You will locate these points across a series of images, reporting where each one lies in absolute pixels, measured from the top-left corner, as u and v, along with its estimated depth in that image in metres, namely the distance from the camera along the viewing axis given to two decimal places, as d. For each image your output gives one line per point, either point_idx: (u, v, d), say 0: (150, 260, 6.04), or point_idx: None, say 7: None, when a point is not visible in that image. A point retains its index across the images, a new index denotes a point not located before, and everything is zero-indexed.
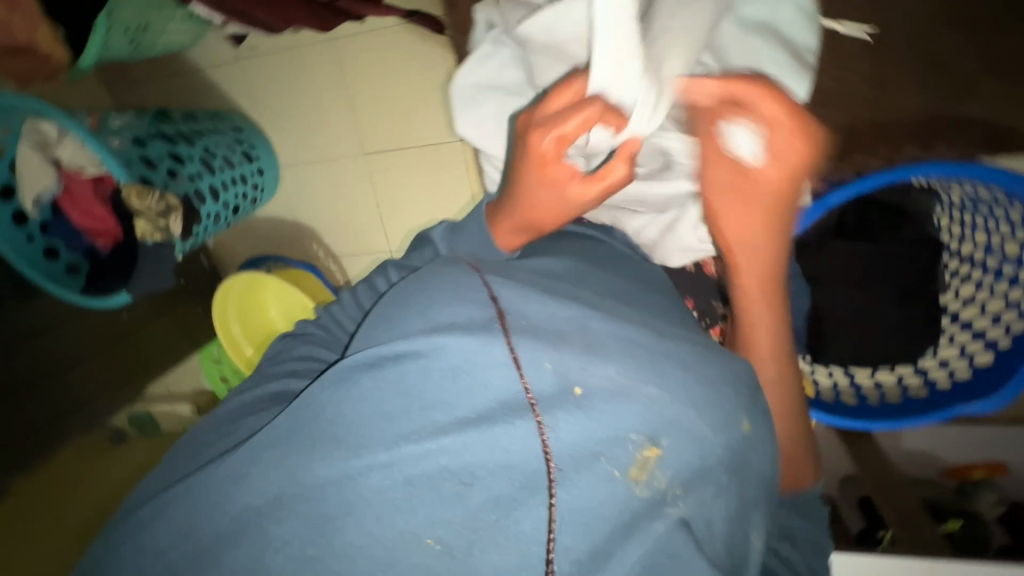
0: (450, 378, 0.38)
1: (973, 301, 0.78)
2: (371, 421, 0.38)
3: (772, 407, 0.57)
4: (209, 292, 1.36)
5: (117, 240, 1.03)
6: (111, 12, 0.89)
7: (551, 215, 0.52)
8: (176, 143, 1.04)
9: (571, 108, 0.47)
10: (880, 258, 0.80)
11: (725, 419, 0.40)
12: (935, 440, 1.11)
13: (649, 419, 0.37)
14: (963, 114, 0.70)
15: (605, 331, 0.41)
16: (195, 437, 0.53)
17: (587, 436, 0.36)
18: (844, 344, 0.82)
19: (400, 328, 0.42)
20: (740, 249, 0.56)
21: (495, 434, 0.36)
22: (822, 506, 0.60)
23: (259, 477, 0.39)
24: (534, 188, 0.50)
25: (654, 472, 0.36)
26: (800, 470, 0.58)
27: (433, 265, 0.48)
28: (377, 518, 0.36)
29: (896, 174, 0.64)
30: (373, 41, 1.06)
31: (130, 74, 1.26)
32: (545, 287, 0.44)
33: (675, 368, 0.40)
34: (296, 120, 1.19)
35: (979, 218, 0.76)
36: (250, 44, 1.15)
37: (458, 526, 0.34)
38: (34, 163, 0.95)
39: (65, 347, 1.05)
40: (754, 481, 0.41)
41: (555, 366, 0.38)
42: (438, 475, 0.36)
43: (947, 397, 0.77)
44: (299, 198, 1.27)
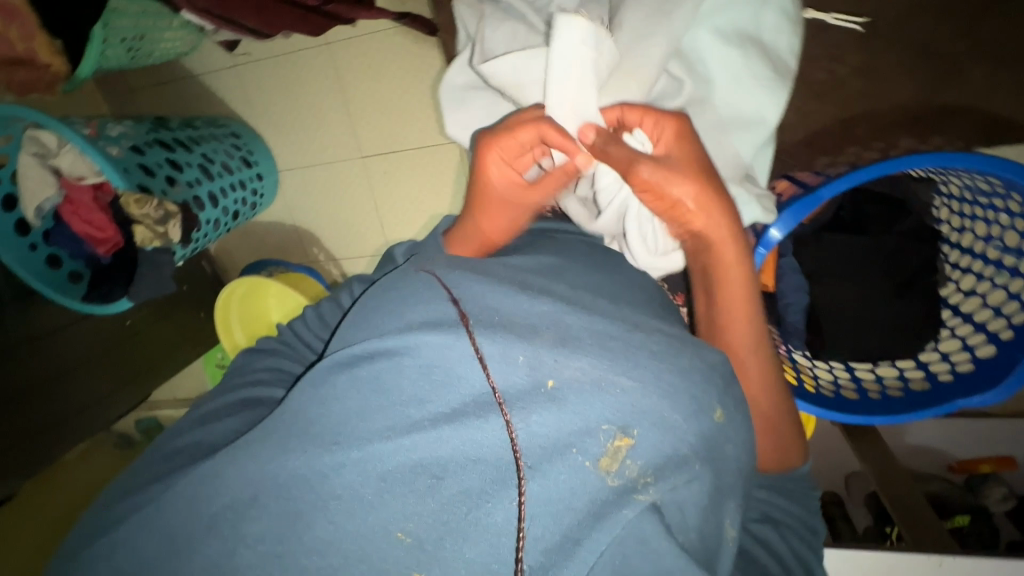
0: (424, 374, 0.39)
1: (976, 293, 0.78)
2: (349, 418, 0.39)
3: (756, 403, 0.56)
4: (209, 297, 1.37)
5: (119, 247, 1.03)
6: (107, 22, 0.89)
7: (500, 223, 0.55)
8: (174, 150, 1.04)
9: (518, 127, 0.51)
10: (872, 250, 0.79)
11: (705, 410, 0.39)
12: (940, 435, 1.10)
13: (624, 409, 0.37)
14: (957, 103, 0.70)
15: (578, 324, 0.41)
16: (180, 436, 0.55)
17: (558, 428, 0.36)
18: (842, 337, 0.81)
19: (376, 326, 0.42)
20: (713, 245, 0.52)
21: (467, 429, 0.36)
22: (815, 502, 0.59)
23: (234, 474, 0.40)
24: (483, 197, 0.54)
25: (625, 461, 0.36)
26: (787, 460, 0.58)
27: (408, 266, 0.47)
28: (352, 516, 0.37)
29: (891, 167, 0.63)
30: (368, 44, 1.07)
31: (126, 82, 1.27)
32: (521, 283, 0.44)
33: (651, 358, 0.39)
34: (291, 125, 1.20)
35: (978, 209, 0.76)
36: (245, 50, 1.16)
37: (431, 520, 0.35)
38: (35, 172, 0.95)
39: (68, 351, 1.03)
40: (731, 470, 0.40)
41: (527, 359, 0.38)
42: (410, 470, 0.37)
43: (948, 389, 0.76)
44: (296, 201, 1.27)
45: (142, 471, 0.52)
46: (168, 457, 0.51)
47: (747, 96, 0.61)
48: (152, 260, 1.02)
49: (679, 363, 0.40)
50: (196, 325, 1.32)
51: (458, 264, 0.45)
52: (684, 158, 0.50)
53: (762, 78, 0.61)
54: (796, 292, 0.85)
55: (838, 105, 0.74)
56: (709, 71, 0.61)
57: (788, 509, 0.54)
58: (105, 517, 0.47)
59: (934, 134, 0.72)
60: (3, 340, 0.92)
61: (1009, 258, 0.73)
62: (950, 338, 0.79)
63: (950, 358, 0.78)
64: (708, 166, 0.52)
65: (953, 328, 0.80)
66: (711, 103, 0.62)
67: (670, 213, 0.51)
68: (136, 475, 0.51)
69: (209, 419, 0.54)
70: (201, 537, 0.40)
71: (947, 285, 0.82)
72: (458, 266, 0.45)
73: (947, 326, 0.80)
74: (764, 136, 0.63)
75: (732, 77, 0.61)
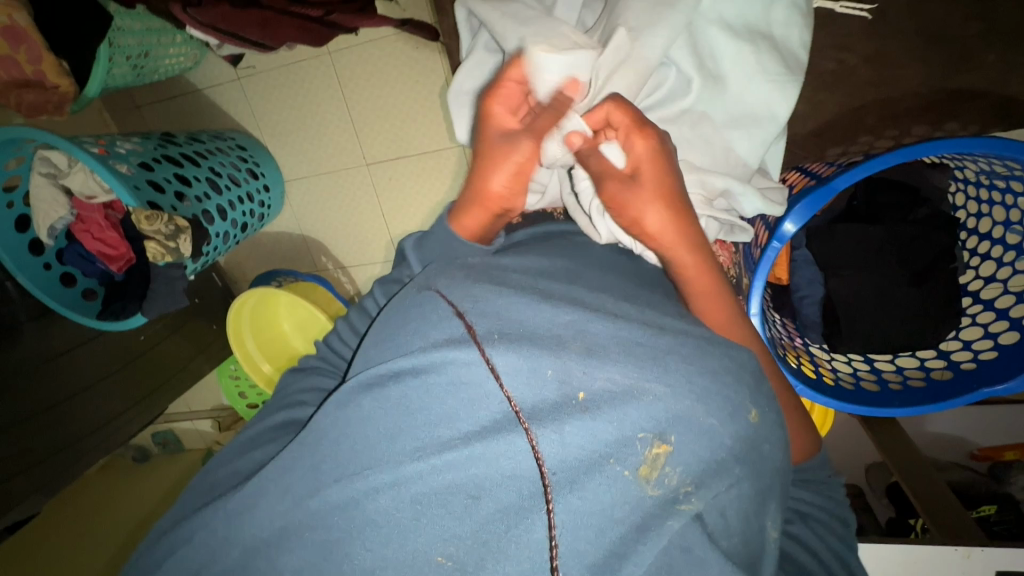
0: (452, 392, 0.38)
1: (996, 279, 0.76)
2: (379, 440, 0.39)
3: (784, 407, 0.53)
4: (223, 311, 1.38)
5: (132, 263, 1.05)
6: (112, 40, 0.89)
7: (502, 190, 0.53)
8: (183, 164, 1.04)
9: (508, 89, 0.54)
10: (888, 240, 0.78)
11: (739, 412, 0.38)
12: (960, 422, 1.10)
13: (658, 416, 0.36)
14: (970, 87, 0.68)
15: (604, 333, 0.40)
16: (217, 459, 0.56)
17: (593, 440, 0.36)
18: (859, 332, 0.80)
19: (399, 345, 0.42)
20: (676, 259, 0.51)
21: (502, 445, 0.36)
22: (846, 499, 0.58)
23: (273, 498, 0.41)
24: (486, 165, 0.53)
25: (664, 469, 0.36)
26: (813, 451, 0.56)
27: (422, 278, 0.48)
28: (388, 542, 0.37)
29: (906, 154, 0.62)
30: (370, 50, 1.07)
31: (132, 100, 1.28)
32: (541, 292, 0.43)
33: (679, 362, 0.39)
34: (297, 136, 1.21)
35: (995, 193, 0.74)
36: (250, 63, 1.17)
37: (470, 542, 0.35)
38: (46, 192, 0.96)
39: (81, 370, 1.03)
40: (769, 473, 0.40)
41: (556, 373, 0.38)
42: (447, 490, 0.36)
43: (972, 378, 0.73)
44: (305, 211, 1.28)
45: (186, 506, 0.53)
46: (210, 490, 0.52)
47: (760, 90, 0.60)
48: (164, 274, 1.02)
49: (710, 366, 0.39)
50: (208, 336, 1.32)
51: (477, 276, 0.45)
52: (648, 176, 0.49)
53: (773, 70, 0.60)
54: (811, 285, 0.84)
55: (850, 95, 0.73)
56: (720, 65, 0.60)
57: (822, 507, 0.54)
58: (152, 554, 0.49)
59: (949, 120, 0.71)
60: (25, 362, 0.94)
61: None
62: (971, 326, 0.78)
63: (972, 346, 0.76)
64: (677, 185, 0.50)
65: (973, 316, 0.78)
66: (723, 99, 0.61)
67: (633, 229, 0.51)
68: (186, 505, 0.53)
69: (243, 451, 0.54)
70: (259, 554, 0.41)
71: (966, 272, 0.80)
72: (474, 279, 0.44)
73: (966, 314, 0.79)
74: (774, 133, 0.62)
75: (741, 69, 0.60)
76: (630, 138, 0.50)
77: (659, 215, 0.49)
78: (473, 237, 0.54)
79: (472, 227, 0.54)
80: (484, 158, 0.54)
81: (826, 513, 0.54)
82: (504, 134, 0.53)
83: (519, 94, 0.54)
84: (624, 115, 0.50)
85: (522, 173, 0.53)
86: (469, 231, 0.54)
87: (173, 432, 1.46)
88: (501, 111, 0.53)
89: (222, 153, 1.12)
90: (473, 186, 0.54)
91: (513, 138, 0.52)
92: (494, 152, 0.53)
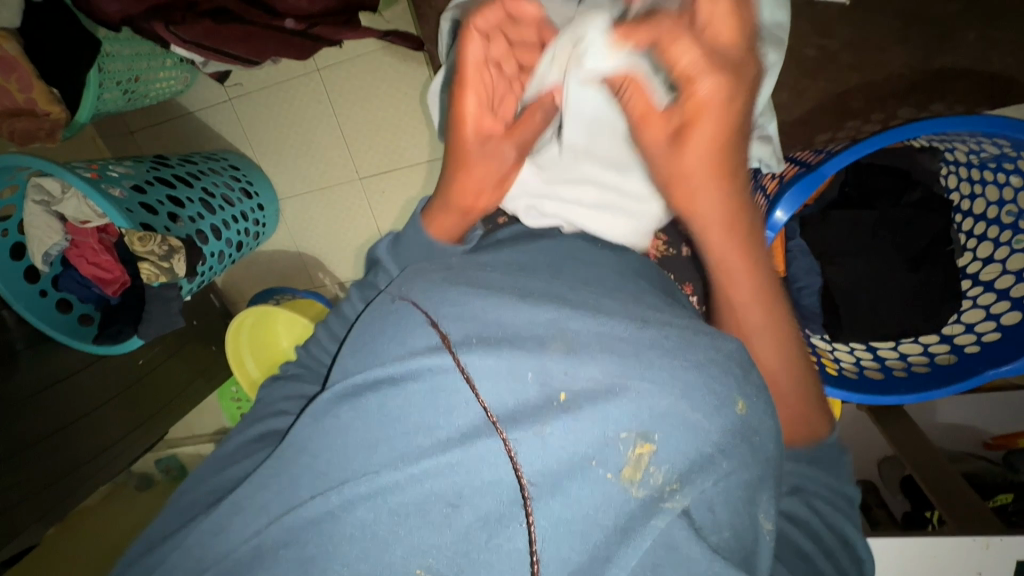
0: (430, 400, 0.37)
1: (994, 260, 0.76)
2: (358, 450, 0.38)
3: (763, 358, 0.51)
4: (219, 330, 1.38)
5: (127, 286, 1.04)
6: (101, 66, 0.90)
7: (481, 199, 0.57)
8: (175, 186, 1.04)
9: (501, 80, 0.49)
10: (882, 224, 0.78)
11: (726, 404, 0.37)
12: (970, 412, 1.09)
13: (642, 414, 0.35)
14: (956, 70, 0.68)
15: (585, 330, 0.39)
16: (205, 467, 0.56)
17: (575, 442, 0.35)
18: (860, 319, 0.79)
19: (378, 353, 0.41)
20: (715, 228, 0.45)
21: (478, 452, 0.35)
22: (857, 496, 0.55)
23: (254, 515, 0.41)
24: (464, 175, 0.55)
25: (649, 469, 0.35)
26: (814, 430, 0.52)
27: (399, 284, 0.48)
28: (366, 555, 0.35)
29: (894, 135, 0.62)
30: (358, 67, 1.09)
31: (124, 126, 1.29)
32: (521, 291, 0.43)
33: (663, 357, 0.38)
34: (290, 155, 1.21)
35: (988, 173, 0.74)
36: (237, 81, 1.18)
37: (451, 553, 0.34)
38: (41, 219, 0.95)
39: (83, 392, 1.03)
40: (762, 462, 0.38)
41: (536, 375, 0.37)
42: (427, 500, 0.35)
43: (977, 360, 0.72)
44: (302, 229, 1.28)
45: (170, 523, 0.52)
46: (197, 500, 0.51)
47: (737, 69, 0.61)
48: (159, 296, 1.03)
49: (694, 356, 0.38)
50: (206, 358, 1.32)
51: (454, 278, 0.45)
52: (716, 120, 0.38)
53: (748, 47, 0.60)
54: (809, 275, 0.83)
55: (833, 81, 0.73)
56: None
57: (823, 479, 0.51)
58: (136, 569, 0.48)
59: (934, 101, 0.71)
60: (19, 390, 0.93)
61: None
62: (972, 309, 0.76)
63: (975, 328, 0.75)
64: (735, 157, 0.41)
65: (974, 299, 0.77)
66: None
67: (667, 180, 0.43)
68: (171, 521, 0.52)
69: (233, 459, 0.54)
70: (232, 569, 0.40)
71: (963, 255, 0.79)
72: (452, 282, 0.44)
73: (967, 297, 0.77)
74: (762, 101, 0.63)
75: None
76: (696, 86, 0.36)
77: (705, 197, 0.43)
78: (452, 239, 0.58)
79: (445, 228, 0.58)
80: (461, 167, 0.54)
81: (824, 487, 0.51)
82: (484, 143, 0.53)
83: (499, 89, 0.50)
84: (687, 46, 0.34)
85: (503, 180, 0.57)
86: (450, 237, 0.58)
87: (176, 458, 1.43)
88: (479, 112, 0.50)
89: (215, 173, 1.12)
90: (448, 195, 0.57)
91: (498, 149, 0.54)
92: (468, 154, 0.53)
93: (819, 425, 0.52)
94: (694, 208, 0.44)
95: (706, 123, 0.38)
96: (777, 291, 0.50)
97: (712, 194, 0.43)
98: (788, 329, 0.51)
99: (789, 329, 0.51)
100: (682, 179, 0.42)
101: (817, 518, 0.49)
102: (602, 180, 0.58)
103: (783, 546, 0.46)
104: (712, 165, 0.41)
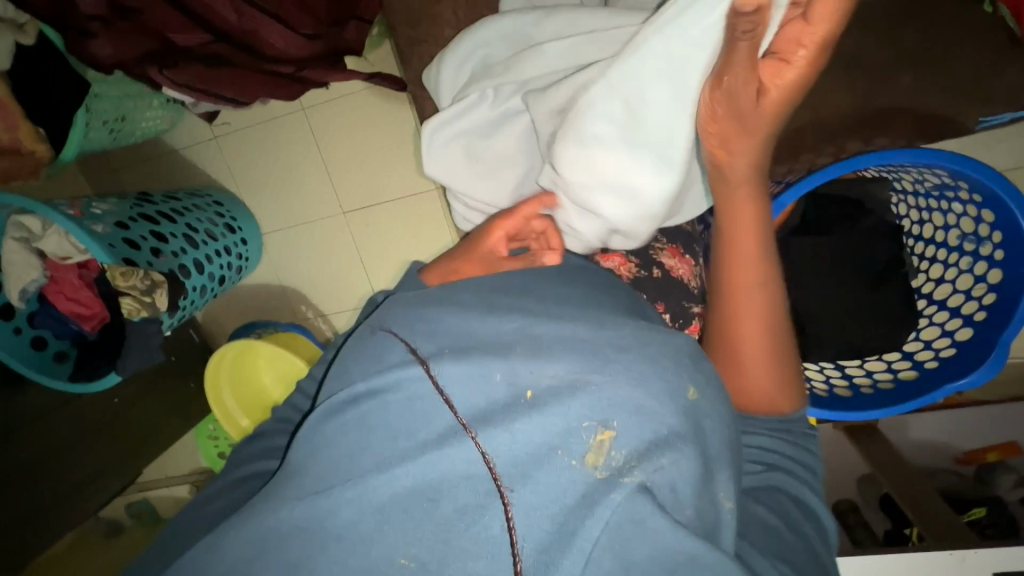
0: (408, 406, 0.39)
1: (945, 280, 0.81)
2: (343, 460, 0.39)
3: (751, 323, 0.53)
4: (200, 367, 1.36)
5: (105, 322, 1.04)
6: (89, 107, 0.94)
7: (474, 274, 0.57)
8: (159, 222, 1.05)
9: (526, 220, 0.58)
10: (841, 249, 0.82)
11: (678, 392, 0.40)
12: (943, 429, 1.13)
13: (600, 404, 0.38)
14: (893, 107, 0.75)
15: (550, 335, 0.42)
16: (185, 520, 0.55)
17: (540, 431, 0.37)
18: (828, 339, 0.83)
19: (361, 370, 0.43)
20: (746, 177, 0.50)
21: (455, 454, 0.37)
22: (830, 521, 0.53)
23: (234, 538, 0.40)
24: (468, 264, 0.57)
25: (611, 453, 0.37)
26: (774, 404, 0.55)
27: (387, 307, 0.49)
28: (352, 551, 0.36)
29: (845, 167, 0.69)
30: (347, 106, 1.14)
31: (108, 163, 1.30)
32: (491, 305, 0.45)
33: (618, 353, 0.41)
34: (268, 194, 1.24)
35: (934, 203, 0.81)
36: (223, 120, 1.22)
37: (430, 542, 0.35)
38: (19, 257, 0.94)
39: (54, 430, 1.01)
40: (721, 459, 0.41)
41: (505, 376, 0.39)
42: (408, 498, 0.36)
43: (938, 375, 0.76)
44: (286, 263, 1.29)
45: (156, 560, 0.51)
46: (186, 534, 0.52)
47: None
48: (139, 330, 1.00)
49: (646, 350, 0.41)
50: (185, 396, 1.29)
51: (432, 299, 0.47)
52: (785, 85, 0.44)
53: None
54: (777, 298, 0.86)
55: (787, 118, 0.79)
56: None
57: (787, 450, 0.53)
58: None
59: (878, 136, 0.77)
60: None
61: (986, 247, 0.75)
62: (929, 327, 0.81)
63: (933, 345, 0.80)
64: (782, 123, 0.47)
65: (930, 317, 0.82)
66: None
67: (718, 127, 0.48)
68: (157, 558, 0.51)
69: (224, 493, 0.54)
70: None
71: (917, 277, 0.85)
72: (430, 303, 0.46)
73: (924, 315, 0.82)
74: None
75: None
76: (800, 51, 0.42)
77: (741, 146, 0.48)
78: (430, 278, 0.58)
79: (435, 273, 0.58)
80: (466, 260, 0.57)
81: (790, 459, 0.53)
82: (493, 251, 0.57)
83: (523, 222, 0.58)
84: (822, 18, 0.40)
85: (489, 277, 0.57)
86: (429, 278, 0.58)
87: None
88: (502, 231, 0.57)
89: (198, 210, 1.14)
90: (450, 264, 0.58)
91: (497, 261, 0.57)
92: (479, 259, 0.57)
93: (781, 404, 0.55)
94: (728, 155, 0.49)
95: (787, 74, 0.44)
96: (775, 263, 0.53)
97: (748, 143, 0.48)
98: (781, 313, 0.54)
99: (780, 308, 0.54)
100: (727, 123, 0.48)
101: (794, 509, 0.50)
102: (613, 182, 0.56)
103: (757, 526, 0.47)
104: (756, 119, 0.46)
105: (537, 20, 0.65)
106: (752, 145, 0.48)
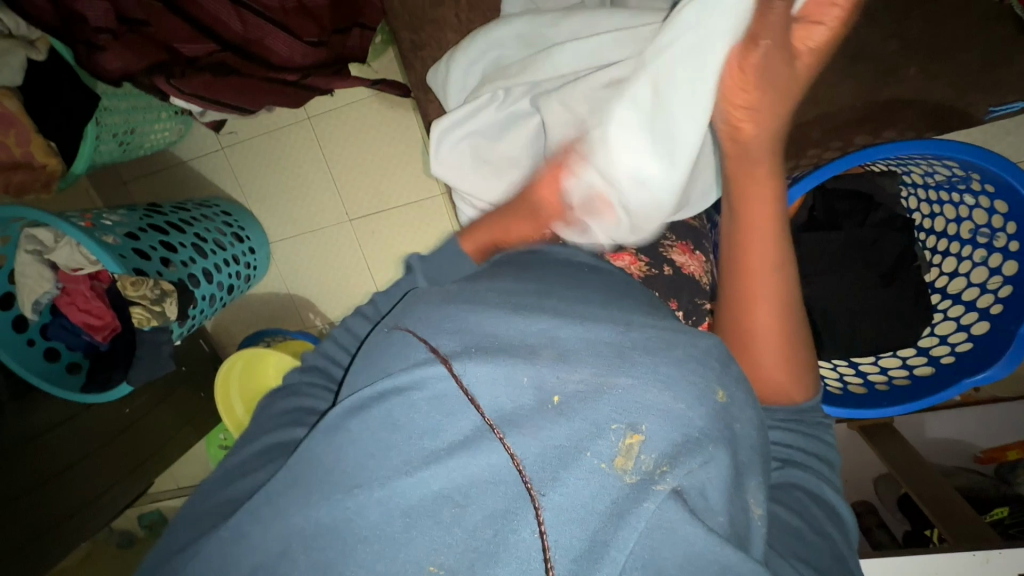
0: (434, 406, 0.38)
1: (959, 273, 0.80)
2: (365, 460, 0.39)
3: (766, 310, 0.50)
4: (209, 374, 1.36)
5: (116, 331, 1.04)
6: (99, 120, 0.95)
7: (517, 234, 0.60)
8: (168, 232, 1.06)
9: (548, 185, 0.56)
10: (851, 243, 0.81)
11: (708, 393, 0.39)
12: (960, 427, 1.11)
13: (628, 406, 0.37)
14: (901, 99, 0.74)
15: (574, 337, 0.42)
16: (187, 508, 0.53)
17: (569, 435, 0.36)
18: (840, 335, 0.81)
19: (382, 368, 0.43)
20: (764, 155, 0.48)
21: (482, 458, 0.36)
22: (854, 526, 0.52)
23: (259, 535, 0.40)
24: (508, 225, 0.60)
25: (640, 457, 0.36)
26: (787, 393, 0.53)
27: (405, 304, 0.50)
28: (380, 557, 0.36)
29: (851, 160, 0.68)
30: (353, 112, 1.15)
31: (117, 176, 1.31)
32: (515, 305, 0.46)
33: (645, 355, 0.40)
34: (277, 202, 1.25)
35: (944, 195, 0.80)
36: (231, 129, 1.23)
37: (461, 550, 0.34)
38: (32, 268, 0.96)
39: (66, 441, 1.01)
40: (748, 459, 0.40)
41: (531, 380, 0.39)
42: (435, 502, 0.36)
43: (952, 370, 0.75)
44: (293, 270, 1.29)
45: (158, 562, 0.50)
46: (184, 531, 0.51)
47: None
48: (150, 339, 1.01)
49: (673, 354, 0.40)
50: (194, 405, 1.30)
51: (449, 299, 0.47)
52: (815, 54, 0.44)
53: None
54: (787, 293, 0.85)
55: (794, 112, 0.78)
56: None
57: (802, 445, 0.52)
58: None
59: (887, 128, 0.77)
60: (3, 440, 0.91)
61: (1000, 238, 0.73)
62: (943, 321, 0.80)
63: (948, 340, 0.79)
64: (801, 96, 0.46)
65: (944, 311, 0.81)
66: None
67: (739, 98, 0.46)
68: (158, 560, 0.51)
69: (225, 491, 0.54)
70: None
71: (931, 270, 0.84)
72: (447, 303, 0.46)
73: (939, 310, 0.81)
74: None
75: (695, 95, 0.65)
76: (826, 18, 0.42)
77: (764, 118, 0.46)
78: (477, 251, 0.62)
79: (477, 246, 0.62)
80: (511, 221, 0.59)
81: (804, 453, 0.52)
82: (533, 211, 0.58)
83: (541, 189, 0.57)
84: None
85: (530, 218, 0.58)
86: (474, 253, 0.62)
87: (159, 512, 1.33)
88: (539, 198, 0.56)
89: (207, 220, 1.15)
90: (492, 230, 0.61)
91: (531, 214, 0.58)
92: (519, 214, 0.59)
93: (793, 392, 0.53)
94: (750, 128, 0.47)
95: (818, 36, 0.43)
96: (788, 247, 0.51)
97: (771, 115, 0.45)
98: (795, 299, 0.52)
99: (792, 290, 0.52)
100: (758, 99, 0.46)
101: (819, 509, 0.49)
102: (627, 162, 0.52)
103: (780, 527, 0.46)
104: (791, 84, 0.44)
105: (553, 21, 0.66)
106: (777, 114, 0.46)
